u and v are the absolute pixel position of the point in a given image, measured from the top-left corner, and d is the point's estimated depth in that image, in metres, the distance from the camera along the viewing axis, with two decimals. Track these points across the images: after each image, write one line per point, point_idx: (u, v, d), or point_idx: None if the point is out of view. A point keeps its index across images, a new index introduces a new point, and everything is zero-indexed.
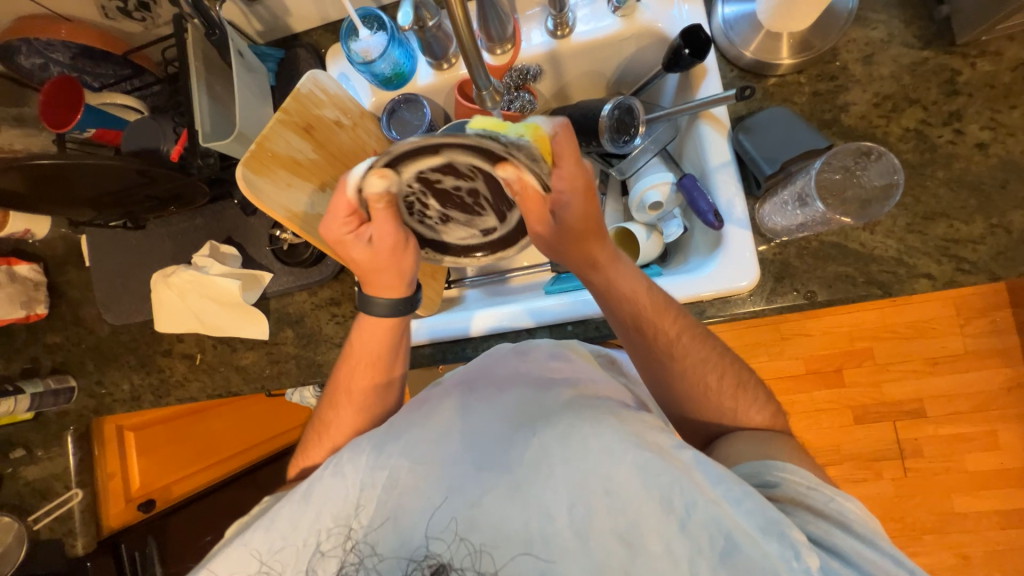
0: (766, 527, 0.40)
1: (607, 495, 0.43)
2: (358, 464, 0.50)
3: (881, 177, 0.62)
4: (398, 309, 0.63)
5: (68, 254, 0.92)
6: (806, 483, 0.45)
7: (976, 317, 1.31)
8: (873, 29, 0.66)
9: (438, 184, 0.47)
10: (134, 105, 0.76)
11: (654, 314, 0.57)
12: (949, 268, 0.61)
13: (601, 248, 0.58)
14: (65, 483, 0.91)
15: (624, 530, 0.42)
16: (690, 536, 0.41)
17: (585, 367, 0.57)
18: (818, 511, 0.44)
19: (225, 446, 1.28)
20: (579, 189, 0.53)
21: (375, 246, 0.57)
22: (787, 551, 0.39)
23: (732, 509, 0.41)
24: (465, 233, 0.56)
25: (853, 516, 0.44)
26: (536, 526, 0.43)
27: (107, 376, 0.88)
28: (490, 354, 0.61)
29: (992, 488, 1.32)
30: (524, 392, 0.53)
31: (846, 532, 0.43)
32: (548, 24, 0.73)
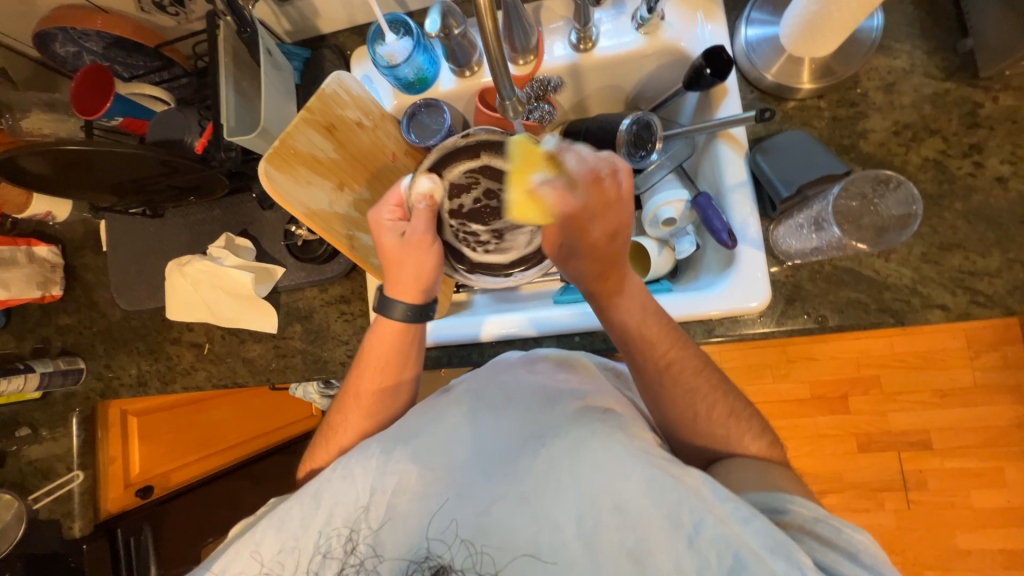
0: (774, 547, 0.39)
1: (616, 508, 0.43)
2: (366, 465, 0.50)
3: (899, 207, 0.61)
4: (414, 316, 0.63)
5: (86, 237, 0.94)
6: (815, 514, 0.45)
7: (987, 351, 1.29)
8: (895, 58, 0.66)
9: (462, 208, 0.62)
10: (162, 96, 0.78)
11: (659, 332, 0.57)
12: (963, 301, 0.61)
13: (608, 283, 0.56)
14: (67, 464, 0.92)
15: (633, 544, 0.42)
16: (699, 554, 0.40)
17: (593, 380, 0.56)
18: (827, 541, 0.43)
19: (226, 436, 1.28)
20: (585, 217, 0.53)
21: (407, 238, 0.60)
22: (795, 573, 0.38)
23: (741, 529, 0.40)
24: (525, 236, 0.63)
25: (865, 547, 0.42)
26: (544, 535, 0.44)
27: (116, 360, 0.89)
28: (497, 362, 0.60)
29: (997, 526, 1.29)
30: (533, 402, 0.52)
31: (855, 563, 0.41)
32: (571, 38, 0.74)
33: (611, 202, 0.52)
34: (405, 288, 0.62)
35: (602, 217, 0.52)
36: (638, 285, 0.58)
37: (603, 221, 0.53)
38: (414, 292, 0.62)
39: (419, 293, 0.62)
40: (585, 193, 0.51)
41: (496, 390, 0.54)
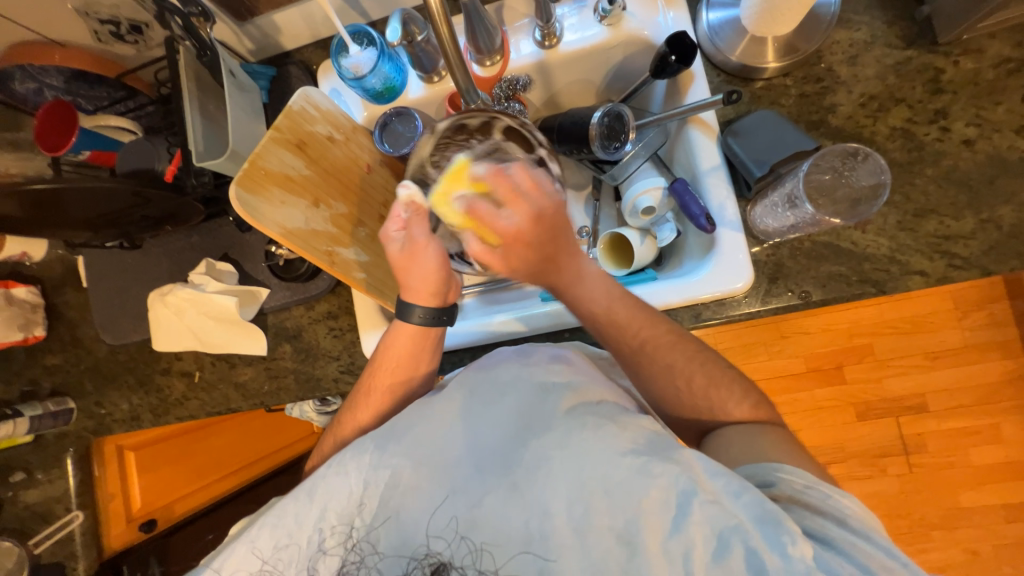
0: (763, 516, 0.40)
1: (606, 494, 0.43)
2: (361, 462, 0.50)
3: (870, 177, 0.61)
4: (431, 320, 0.63)
5: (65, 275, 0.92)
6: (805, 484, 0.45)
7: (973, 310, 1.31)
8: (856, 30, 0.67)
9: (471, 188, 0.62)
10: (128, 126, 0.77)
11: (644, 325, 0.58)
12: (941, 265, 0.61)
13: (559, 273, 0.56)
14: (66, 506, 0.91)
15: (623, 526, 0.42)
16: (687, 535, 0.41)
17: (586, 371, 0.55)
18: (816, 508, 0.44)
19: (227, 462, 1.27)
20: (518, 204, 0.51)
21: (408, 249, 0.59)
22: (783, 538, 0.39)
23: (730, 502, 0.41)
24: None
25: (851, 512, 0.43)
26: (538, 522, 0.44)
27: (106, 396, 0.88)
28: (492, 355, 0.58)
29: (997, 482, 1.31)
30: (524, 394, 0.51)
31: (844, 528, 0.42)
32: (536, 35, 0.74)
33: (523, 188, 0.51)
34: (426, 293, 0.61)
35: (513, 203, 0.51)
36: (598, 269, 0.58)
37: (519, 219, 0.51)
38: (431, 296, 0.62)
39: (439, 297, 0.62)
40: (495, 186, 0.51)
41: (487, 384, 0.53)
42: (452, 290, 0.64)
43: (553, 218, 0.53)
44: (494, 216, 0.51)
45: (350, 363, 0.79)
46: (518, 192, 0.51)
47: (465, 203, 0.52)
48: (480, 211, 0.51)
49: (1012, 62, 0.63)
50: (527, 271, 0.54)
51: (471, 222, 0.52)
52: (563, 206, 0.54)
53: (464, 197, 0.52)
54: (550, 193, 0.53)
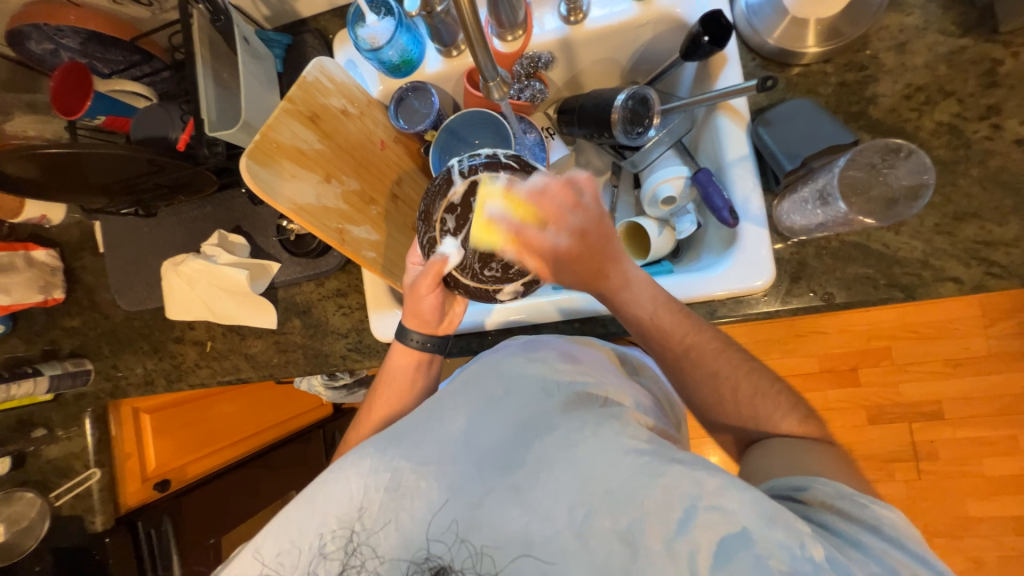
0: (772, 515, 0.39)
1: (608, 495, 0.42)
2: (361, 466, 0.48)
3: (910, 176, 0.57)
4: (429, 346, 0.66)
5: (82, 240, 0.93)
6: (839, 494, 0.43)
7: (1002, 319, 1.26)
8: (907, 15, 0.62)
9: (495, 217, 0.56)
10: (144, 92, 0.76)
11: (665, 323, 0.56)
12: (977, 272, 0.58)
13: (607, 281, 0.56)
14: (84, 462, 0.95)
15: (625, 528, 0.41)
16: (691, 538, 0.39)
17: (591, 371, 0.55)
18: (849, 516, 0.42)
19: (237, 428, 1.29)
20: (567, 243, 0.53)
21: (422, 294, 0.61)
22: (790, 541, 0.38)
23: (736, 501, 0.39)
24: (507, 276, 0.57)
25: (889, 521, 0.41)
26: (538, 528, 0.43)
27: (122, 360, 0.91)
28: (497, 352, 0.59)
29: (1010, 494, 1.28)
30: (527, 392, 0.52)
31: (877, 536, 0.40)
32: (561, 9, 0.70)
33: (574, 224, 0.53)
34: (426, 323, 0.65)
35: (556, 225, 0.52)
36: (645, 274, 0.57)
37: (585, 210, 0.53)
38: (434, 325, 0.66)
39: (438, 327, 0.66)
40: (536, 215, 0.52)
41: (492, 381, 0.53)
42: (447, 323, 0.67)
43: (599, 237, 0.54)
44: (542, 238, 0.53)
45: (358, 341, 0.79)
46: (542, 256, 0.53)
47: (505, 222, 0.52)
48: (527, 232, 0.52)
49: None
50: (609, 223, 0.55)
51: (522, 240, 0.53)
52: (608, 237, 0.55)
53: (499, 214, 0.52)
54: (594, 216, 0.54)
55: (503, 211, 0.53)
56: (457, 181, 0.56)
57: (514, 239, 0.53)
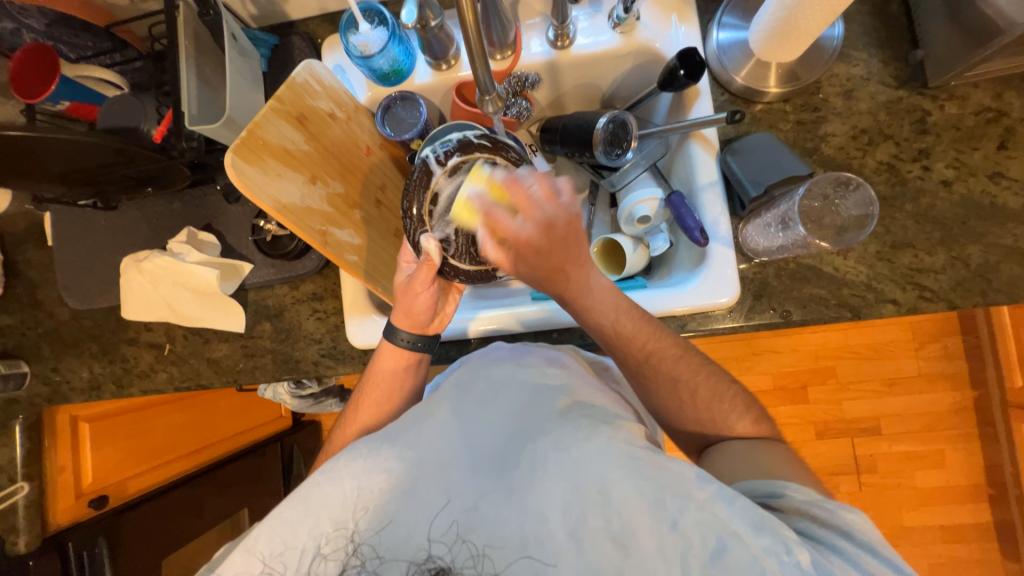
0: (758, 523, 0.40)
1: (603, 495, 0.43)
2: (355, 468, 0.49)
3: (858, 207, 0.64)
4: (419, 346, 0.66)
5: (28, 231, 0.87)
6: (816, 502, 0.45)
7: (929, 342, 1.39)
8: (853, 66, 0.70)
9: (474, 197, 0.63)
10: (113, 79, 0.73)
11: (633, 332, 0.59)
12: (912, 296, 0.65)
13: (567, 282, 0.57)
14: (10, 475, 0.87)
15: (618, 528, 0.42)
16: (684, 536, 0.41)
17: (579, 376, 0.57)
18: (823, 521, 0.44)
19: (189, 440, 1.20)
20: (534, 231, 0.53)
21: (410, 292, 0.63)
22: (778, 546, 0.39)
23: (725, 509, 0.41)
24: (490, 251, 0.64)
25: (859, 525, 0.43)
26: (534, 528, 0.44)
27: (64, 362, 0.84)
28: (488, 356, 0.60)
29: (939, 504, 1.39)
30: (518, 396, 0.53)
31: (850, 541, 0.43)
32: (548, 35, 0.74)
33: (546, 210, 0.53)
34: (417, 322, 0.65)
35: (525, 212, 0.53)
36: (609, 282, 0.58)
37: (558, 205, 0.53)
38: (424, 325, 0.65)
39: (430, 326, 0.66)
40: (510, 196, 0.55)
41: (483, 386, 0.54)
42: (438, 323, 0.67)
43: (565, 232, 0.54)
44: (508, 222, 0.55)
45: (332, 347, 0.77)
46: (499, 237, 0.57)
47: (479, 204, 0.60)
48: (496, 215, 0.56)
49: (992, 111, 0.66)
50: (580, 224, 0.55)
51: (491, 221, 0.57)
52: (575, 236, 0.55)
53: (476, 195, 0.61)
54: (565, 213, 0.54)
55: (477, 198, 0.61)
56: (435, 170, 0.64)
57: (484, 216, 0.59)
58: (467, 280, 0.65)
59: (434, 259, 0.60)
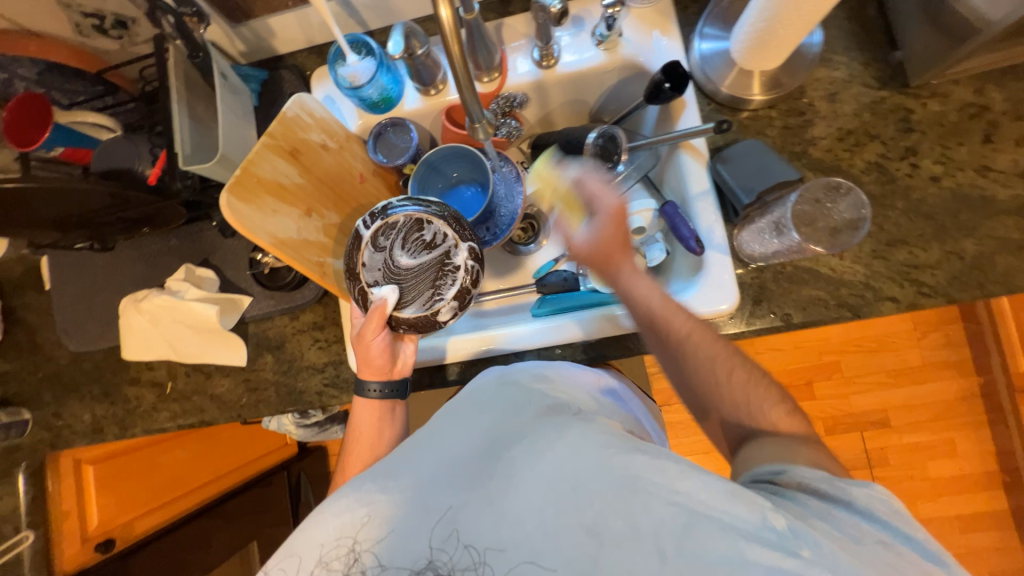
0: (732, 492, 0.39)
1: (574, 491, 0.42)
2: (343, 496, 0.48)
3: (851, 211, 0.65)
4: (388, 393, 0.66)
5: (25, 276, 0.87)
6: (791, 471, 0.44)
7: (930, 331, 1.39)
8: (835, 69, 0.71)
9: (411, 242, 0.61)
10: (107, 123, 0.73)
11: (672, 309, 0.55)
12: (910, 293, 0.65)
13: (616, 258, 0.58)
14: (15, 525, 0.85)
15: (591, 520, 0.41)
16: (655, 513, 0.39)
17: (566, 387, 0.58)
18: (824, 495, 0.42)
19: (195, 475, 1.18)
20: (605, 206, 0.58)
21: (362, 344, 0.63)
22: (752, 515, 0.38)
23: (694, 481, 0.40)
24: (435, 295, 0.60)
25: (866, 498, 0.41)
26: (516, 528, 0.42)
27: (66, 407, 0.83)
28: (478, 381, 0.61)
29: (953, 494, 1.38)
30: (501, 411, 0.54)
31: (847, 510, 0.40)
32: (534, 55, 0.75)
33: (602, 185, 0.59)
34: (376, 369, 0.65)
35: (598, 194, 0.58)
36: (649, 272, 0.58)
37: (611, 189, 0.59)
38: (388, 370, 0.66)
39: (392, 370, 0.66)
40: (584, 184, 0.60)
41: (471, 406, 0.56)
42: (401, 365, 0.68)
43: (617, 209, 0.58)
44: (595, 200, 0.59)
45: (335, 376, 0.76)
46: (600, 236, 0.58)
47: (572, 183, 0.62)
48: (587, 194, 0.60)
49: (974, 106, 0.67)
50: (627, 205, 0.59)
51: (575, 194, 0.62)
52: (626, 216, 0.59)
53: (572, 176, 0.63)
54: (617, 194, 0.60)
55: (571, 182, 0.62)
56: (366, 234, 0.62)
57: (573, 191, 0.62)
58: (410, 329, 0.61)
59: (385, 309, 0.59)
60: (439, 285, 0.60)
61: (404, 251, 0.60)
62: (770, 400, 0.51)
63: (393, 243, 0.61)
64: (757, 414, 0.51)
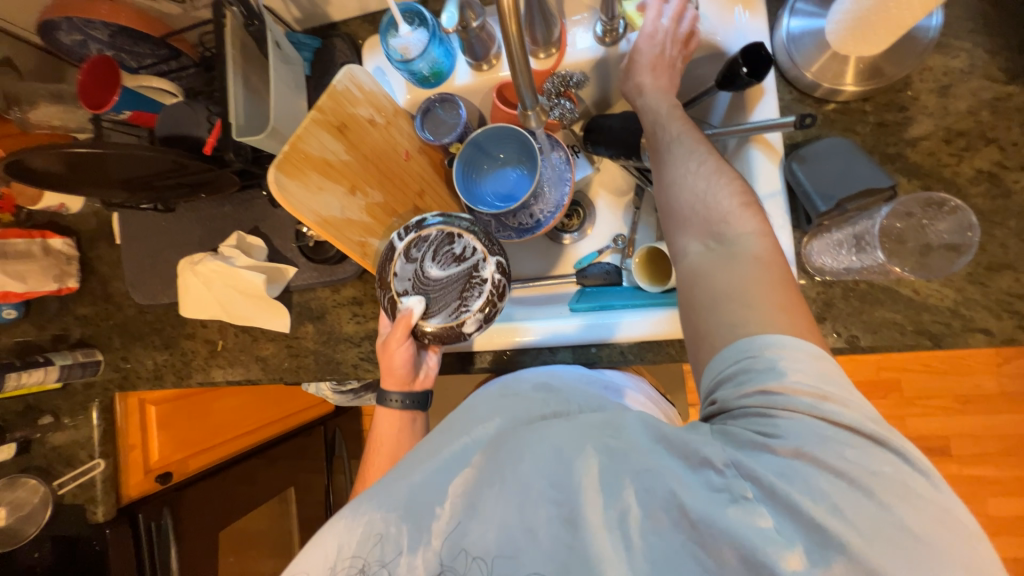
0: (687, 459, 0.38)
1: (552, 485, 0.41)
2: (343, 515, 0.47)
3: (952, 232, 0.57)
4: (409, 404, 0.67)
5: (100, 229, 0.94)
6: (736, 360, 0.40)
7: (1015, 358, 1.24)
8: (953, 57, 0.61)
9: (441, 255, 0.64)
10: (169, 88, 0.76)
11: (674, 121, 0.54)
12: (1008, 325, 0.57)
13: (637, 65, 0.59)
14: (89, 453, 0.95)
15: (567, 509, 0.40)
16: (621, 500, 0.39)
17: (566, 393, 0.54)
18: (763, 391, 0.38)
19: (242, 422, 1.26)
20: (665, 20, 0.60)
21: (385, 355, 0.65)
22: (711, 477, 0.37)
23: (657, 461, 0.39)
24: (459, 306, 0.63)
25: (795, 379, 0.37)
26: (500, 522, 0.42)
27: (132, 352, 0.91)
28: (476, 396, 0.58)
29: (1015, 535, 1.26)
30: (492, 418, 0.51)
31: (795, 417, 0.36)
32: (597, 29, 0.69)
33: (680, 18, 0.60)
34: (398, 380, 0.66)
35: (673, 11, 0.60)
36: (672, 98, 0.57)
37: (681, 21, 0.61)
38: (410, 382, 0.67)
39: (413, 381, 0.67)
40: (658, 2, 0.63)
41: (459, 417, 0.53)
42: (424, 376, 0.68)
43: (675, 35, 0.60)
44: None
45: (370, 351, 0.78)
46: (653, 35, 0.59)
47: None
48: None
49: None
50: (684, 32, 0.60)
51: None
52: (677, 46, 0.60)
53: None
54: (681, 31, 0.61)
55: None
56: (400, 246, 0.65)
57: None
58: (436, 339, 0.64)
59: (411, 318, 0.62)
60: (465, 296, 0.63)
61: (434, 265, 0.64)
62: (728, 192, 0.47)
63: (424, 254, 0.65)
64: (712, 207, 0.47)
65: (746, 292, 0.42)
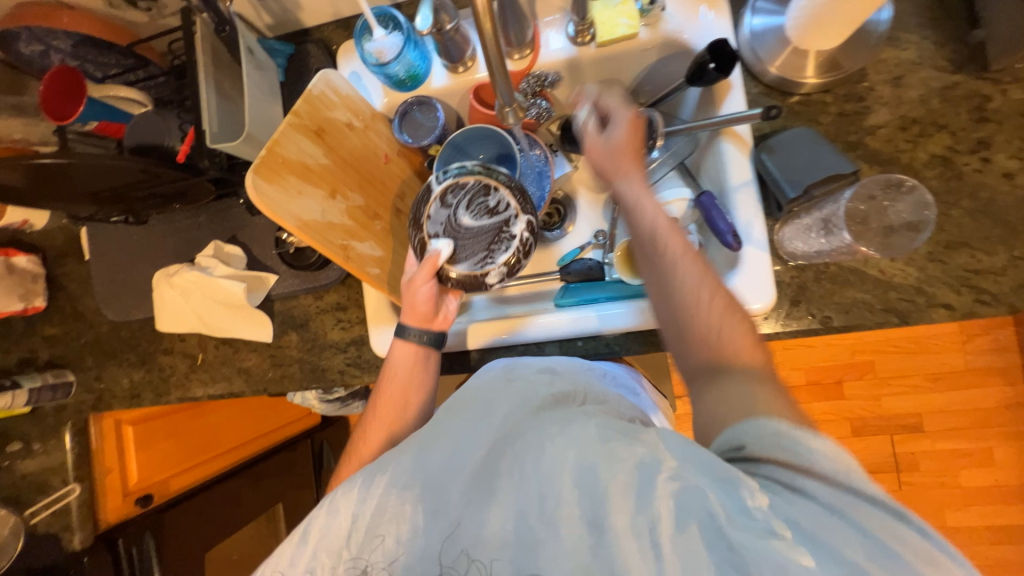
0: (726, 479, 0.36)
1: (576, 488, 0.41)
2: (351, 495, 0.48)
3: (911, 212, 0.60)
4: (427, 341, 0.66)
5: (67, 245, 0.90)
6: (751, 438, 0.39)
7: (977, 335, 1.31)
8: (903, 50, 0.64)
9: (476, 204, 0.63)
10: (135, 97, 0.73)
11: (666, 230, 0.55)
12: (967, 300, 0.60)
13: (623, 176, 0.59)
14: (64, 478, 0.92)
15: (591, 513, 0.40)
16: (654, 507, 0.37)
17: (570, 380, 0.56)
18: (785, 462, 0.37)
19: (224, 439, 1.23)
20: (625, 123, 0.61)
21: (408, 290, 0.65)
22: (742, 491, 0.35)
23: (692, 472, 0.37)
24: (482, 257, 0.63)
25: (822, 455, 0.36)
26: (517, 521, 0.43)
27: (106, 371, 0.88)
28: (481, 376, 0.57)
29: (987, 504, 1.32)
30: (509, 405, 0.51)
31: (826, 480, 0.35)
32: (569, 30, 0.71)
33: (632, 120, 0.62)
34: (418, 316, 0.65)
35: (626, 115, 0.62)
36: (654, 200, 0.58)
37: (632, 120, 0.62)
38: (428, 321, 0.66)
39: (430, 321, 0.66)
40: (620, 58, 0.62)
41: (471, 400, 0.53)
42: (442, 318, 0.67)
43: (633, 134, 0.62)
44: None
45: (357, 356, 0.77)
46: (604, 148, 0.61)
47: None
48: None
49: None
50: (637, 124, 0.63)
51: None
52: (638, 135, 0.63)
53: None
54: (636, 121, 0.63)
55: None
56: (437, 189, 0.64)
57: None
58: (458, 285, 0.64)
59: (438, 263, 0.62)
60: (492, 249, 0.63)
61: (467, 212, 0.63)
62: (736, 329, 0.49)
63: (460, 202, 0.63)
64: (719, 337, 0.49)
65: (758, 402, 0.42)
